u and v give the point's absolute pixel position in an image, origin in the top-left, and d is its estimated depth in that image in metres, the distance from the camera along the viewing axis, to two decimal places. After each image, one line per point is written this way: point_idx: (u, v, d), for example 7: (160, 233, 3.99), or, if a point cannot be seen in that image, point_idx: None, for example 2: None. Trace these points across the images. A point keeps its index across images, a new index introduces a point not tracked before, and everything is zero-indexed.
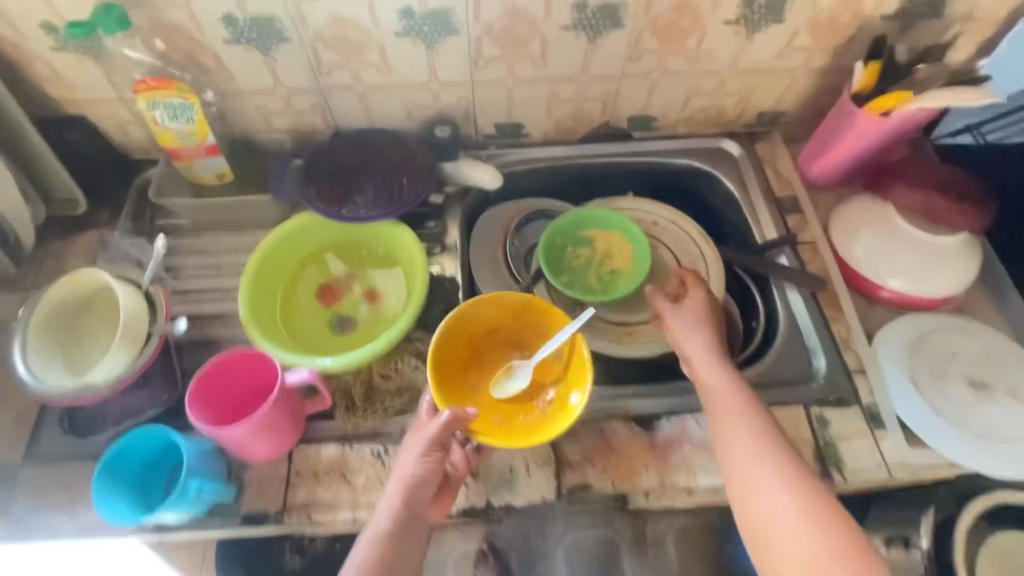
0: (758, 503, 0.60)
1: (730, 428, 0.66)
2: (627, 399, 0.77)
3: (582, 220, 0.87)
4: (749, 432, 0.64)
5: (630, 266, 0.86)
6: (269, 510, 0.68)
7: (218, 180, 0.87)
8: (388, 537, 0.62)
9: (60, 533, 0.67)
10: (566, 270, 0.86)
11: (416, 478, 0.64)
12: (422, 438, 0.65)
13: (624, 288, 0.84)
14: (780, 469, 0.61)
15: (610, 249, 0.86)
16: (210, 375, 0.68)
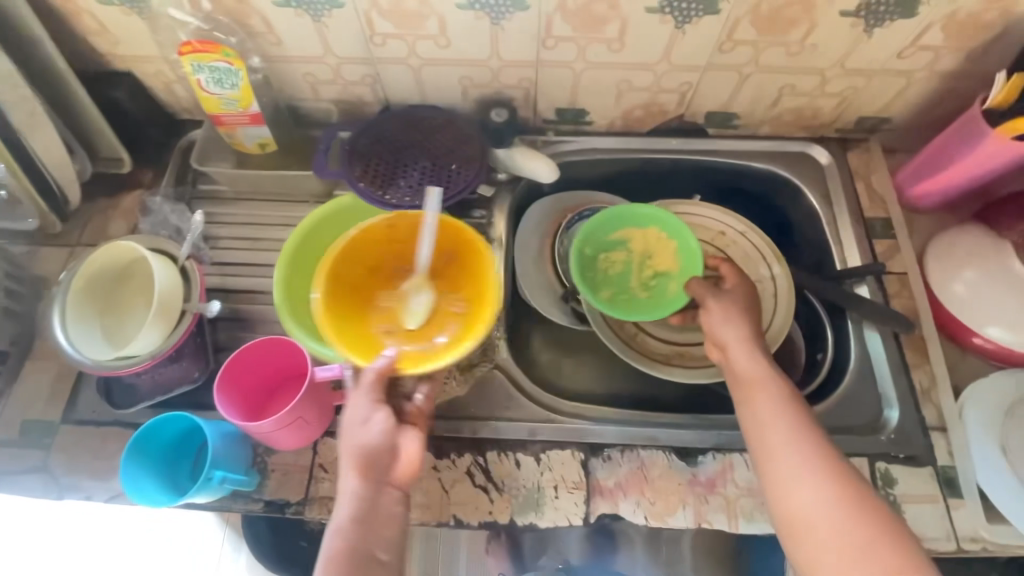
0: (793, 491, 0.55)
1: (761, 408, 0.60)
2: (672, 426, 0.70)
3: (606, 221, 0.79)
4: (783, 415, 0.59)
5: (677, 263, 0.77)
6: (291, 500, 0.67)
7: (261, 149, 0.83)
8: (353, 518, 0.56)
9: (92, 496, 0.68)
10: (607, 284, 0.79)
11: (372, 441, 0.58)
12: (364, 392, 0.59)
13: (674, 292, 0.76)
14: (819, 458, 0.56)
15: (650, 249, 0.79)
16: (238, 361, 0.65)
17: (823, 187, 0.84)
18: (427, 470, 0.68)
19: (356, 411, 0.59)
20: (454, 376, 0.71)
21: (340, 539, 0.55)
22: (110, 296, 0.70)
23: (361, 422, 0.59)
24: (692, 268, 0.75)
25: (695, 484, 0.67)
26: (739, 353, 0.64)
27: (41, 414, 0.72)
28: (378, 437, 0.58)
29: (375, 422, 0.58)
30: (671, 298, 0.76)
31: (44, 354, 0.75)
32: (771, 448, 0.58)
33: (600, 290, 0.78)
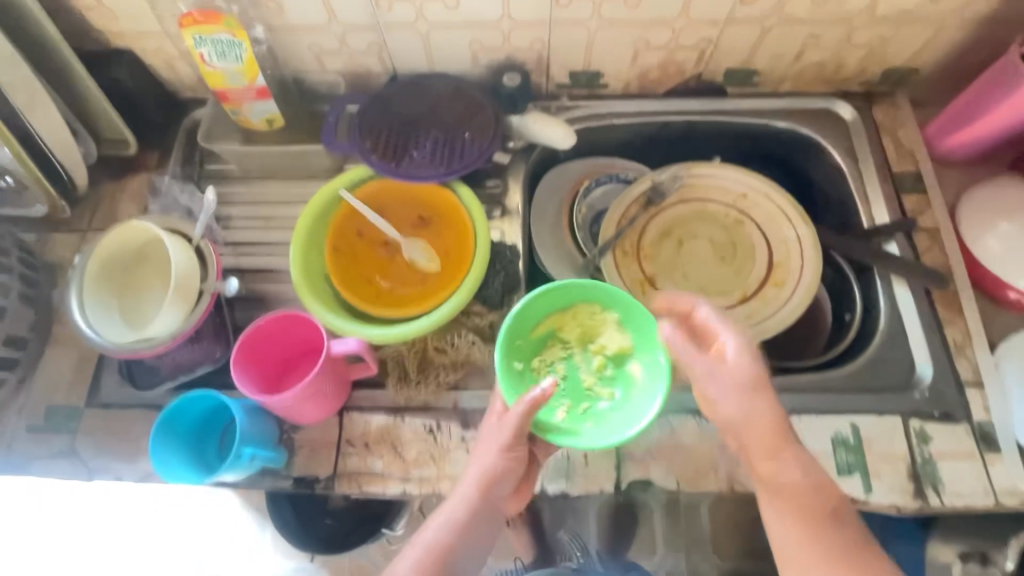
0: None
1: (792, 498, 0.58)
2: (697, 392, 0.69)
3: (525, 315, 0.66)
4: (816, 514, 0.57)
5: (628, 339, 0.66)
6: (320, 476, 0.67)
7: (268, 125, 0.81)
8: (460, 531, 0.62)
9: (121, 478, 0.68)
10: (557, 399, 0.65)
11: (498, 476, 0.62)
12: (501, 434, 0.62)
13: (638, 373, 0.65)
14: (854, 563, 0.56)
15: (591, 335, 0.67)
16: (255, 337, 0.64)
17: (847, 143, 0.82)
18: (455, 442, 0.67)
19: (496, 427, 0.63)
20: (478, 344, 0.70)
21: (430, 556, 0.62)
22: (127, 279, 0.69)
23: (499, 441, 0.62)
24: (648, 341, 0.65)
25: (727, 448, 0.66)
26: (764, 462, 0.59)
27: (65, 399, 0.72)
28: (500, 468, 0.62)
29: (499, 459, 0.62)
30: (641, 382, 0.65)
31: (62, 339, 0.75)
32: (804, 541, 0.57)
33: (554, 410, 0.63)
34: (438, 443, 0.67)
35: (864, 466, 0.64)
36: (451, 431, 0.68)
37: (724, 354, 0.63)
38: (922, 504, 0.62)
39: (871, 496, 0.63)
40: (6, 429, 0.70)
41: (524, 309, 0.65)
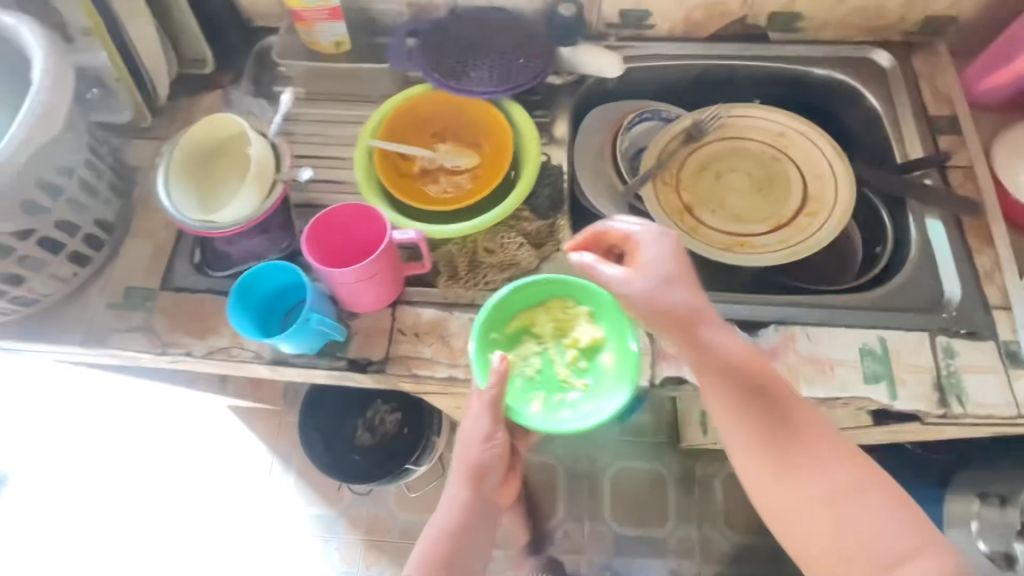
0: (779, 490, 0.61)
1: (713, 398, 0.63)
2: (729, 303, 0.73)
3: (504, 307, 0.71)
4: (732, 403, 0.62)
5: (601, 330, 0.70)
6: (374, 359, 0.72)
7: (336, 48, 0.88)
8: (454, 525, 0.74)
9: (192, 352, 0.74)
10: (534, 387, 0.70)
11: (484, 467, 0.72)
12: (477, 432, 0.69)
13: (610, 363, 0.69)
14: (776, 444, 0.61)
15: (563, 326, 0.72)
16: (326, 222, 0.68)
17: (885, 88, 0.85)
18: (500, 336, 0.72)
19: (477, 417, 0.68)
20: (525, 248, 0.76)
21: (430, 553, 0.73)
22: (207, 172, 0.75)
23: (485, 426, 0.68)
24: (620, 329, 0.69)
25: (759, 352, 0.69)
26: (680, 343, 0.63)
27: (141, 282, 0.78)
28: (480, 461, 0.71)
29: (479, 450, 0.70)
30: (610, 375, 0.69)
31: (140, 229, 0.81)
32: (739, 440, 0.62)
33: (531, 400, 0.68)
34: None
35: (890, 375, 0.67)
36: None
37: (640, 256, 0.64)
38: (946, 411, 0.65)
39: (896, 402, 0.66)
40: (88, 306, 0.77)
41: (494, 305, 0.69)
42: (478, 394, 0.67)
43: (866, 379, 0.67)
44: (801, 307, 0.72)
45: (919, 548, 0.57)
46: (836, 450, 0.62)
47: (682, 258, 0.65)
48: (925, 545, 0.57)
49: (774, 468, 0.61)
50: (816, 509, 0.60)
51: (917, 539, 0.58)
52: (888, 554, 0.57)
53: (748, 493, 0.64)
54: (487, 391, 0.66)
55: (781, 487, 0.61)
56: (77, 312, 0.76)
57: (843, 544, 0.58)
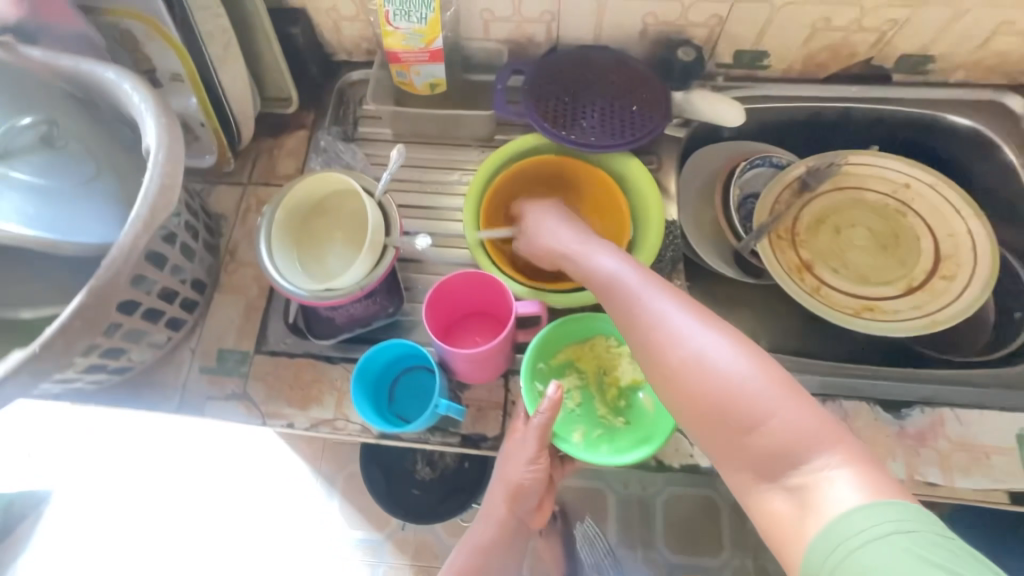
0: (733, 454, 0.50)
1: (635, 346, 0.56)
2: (866, 380, 0.69)
3: (552, 338, 0.69)
4: (651, 344, 0.55)
5: (641, 373, 0.68)
6: (488, 435, 0.68)
7: (430, 89, 0.83)
8: (490, 532, 0.74)
9: (292, 423, 0.69)
10: (573, 424, 0.66)
11: (526, 490, 0.69)
12: (521, 457, 0.64)
13: (651, 407, 0.66)
14: (718, 389, 0.51)
15: (603, 364, 0.69)
16: (442, 293, 0.65)
17: (1021, 138, 0.79)
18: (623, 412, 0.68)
19: (523, 443, 0.64)
20: None
21: (464, 553, 0.75)
22: (307, 230, 0.71)
23: (528, 453, 0.64)
24: None
25: (908, 437, 0.64)
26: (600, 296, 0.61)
27: (235, 343, 0.74)
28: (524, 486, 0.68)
29: (522, 474, 0.66)
30: (650, 417, 0.65)
31: (230, 285, 0.77)
32: (674, 396, 0.53)
33: (570, 435, 0.65)
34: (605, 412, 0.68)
35: None
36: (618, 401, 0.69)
37: (541, 222, 0.69)
38: None
39: None
40: (180, 369, 0.73)
41: (544, 335, 0.67)
42: (525, 421, 0.65)
43: None
44: (944, 386, 0.68)
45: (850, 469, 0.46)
46: (750, 368, 0.51)
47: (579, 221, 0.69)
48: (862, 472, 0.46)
49: (679, 380, 0.52)
50: (711, 418, 0.51)
51: (826, 440, 0.47)
52: (809, 466, 0.47)
53: (679, 423, 0.55)
54: (534, 416, 0.62)
55: (709, 406, 0.51)
56: (169, 377, 0.72)
57: (765, 455, 0.48)
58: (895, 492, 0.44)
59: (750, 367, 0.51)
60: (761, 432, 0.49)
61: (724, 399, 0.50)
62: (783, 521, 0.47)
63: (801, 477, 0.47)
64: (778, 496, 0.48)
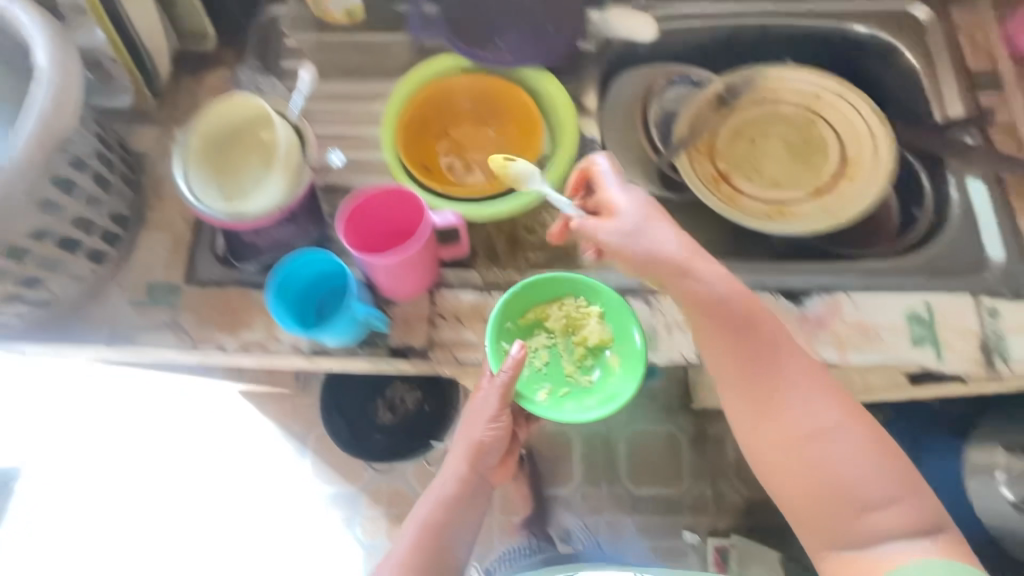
0: (789, 495, 0.62)
1: (738, 409, 0.65)
2: (774, 274, 0.72)
3: (526, 296, 0.70)
4: (744, 408, 0.64)
5: (609, 331, 0.70)
6: (415, 346, 0.70)
7: (347, 18, 0.81)
8: (450, 496, 0.75)
9: (225, 346, 0.72)
10: (541, 380, 0.71)
11: (485, 443, 0.74)
12: (486, 409, 0.71)
13: (614, 363, 0.70)
14: (823, 454, 0.61)
15: (571, 322, 0.71)
16: (360, 211, 0.66)
17: (925, 42, 0.82)
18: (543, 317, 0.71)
19: (487, 397, 0.69)
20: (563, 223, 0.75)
21: (422, 522, 0.75)
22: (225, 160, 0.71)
23: (492, 404, 0.69)
24: (625, 331, 0.68)
25: (806, 322, 0.69)
26: (697, 296, 0.63)
27: (163, 276, 0.75)
28: (486, 438, 0.74)
29: (486, 430, 0.73)
30: (616, 373, 0.69)
31: (156, 220, 0.77)
32: (771, 459, 0.63)
33: (536, 393, 0.70)
34: (526, 318, 0.71)
35: (936, 338, 0.67)
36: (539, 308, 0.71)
37: (607, 186, 0.66)
38: (993, 372, 0.66)
39: (941, 365, 0.66)
40: (109, 304, 0.73)
41: (514, 296, 0.69)
42: (489, 376, 0.69)
43: (912, 342, 0.67)
44: (845, 274, 0.72)
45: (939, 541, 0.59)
46: (855, 438, 0.61)
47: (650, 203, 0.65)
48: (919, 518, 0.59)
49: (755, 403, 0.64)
50: (774, 441, 0.63)
51: (894, 487, 0.60)
52: (838, 481, 0.60)
53: (764, 482, 0.65)
54: (500, 374, 0.66)
55: (767, 424, 0.63)
56: (100, 312, 0.73)
57: (835, 495, 0.60)
58: (924, 513, 0.59)
59: (877, 458, 0.60)
60: (879, 474, 0.60)
61: (854, 437, 0.61)
62: (855, 563, 0.59)
63: (869, 507, 0.59)
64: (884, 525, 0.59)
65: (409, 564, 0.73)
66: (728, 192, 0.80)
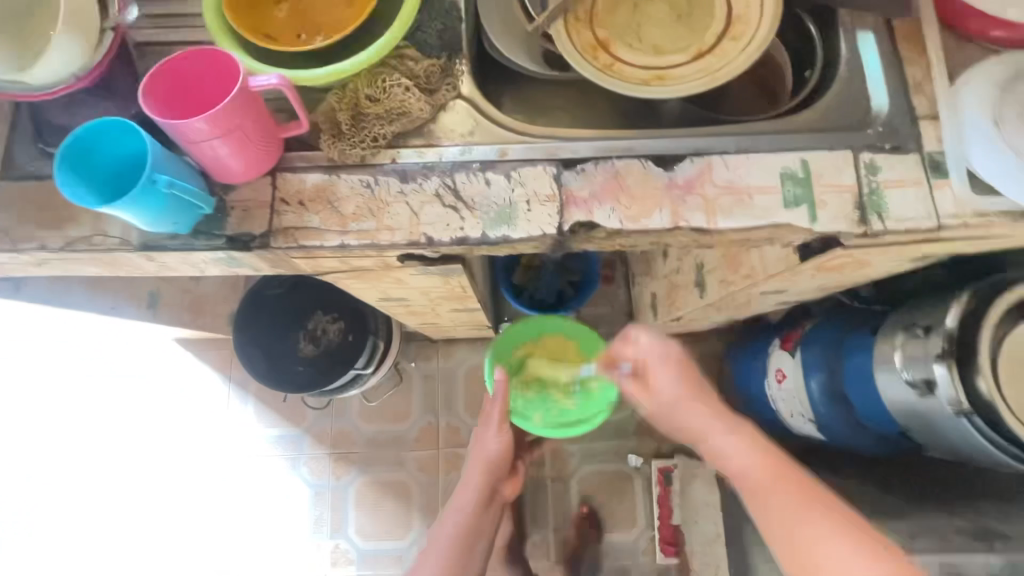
0: (803, 548, 0.60)
1: (717, 442, 0.71)
2: (641, 138, 0.66)
3: (519, 333, 1.15)
4: (727, 450, 0.70)
5: (583, 348, 1.15)
6: (255, 234, 0.65)
7: None
8: (468, 518, 0.98)
9: (44, 245, 0.65)
10: (535, 409, 1.10)
11: (493, 453, 1.01)
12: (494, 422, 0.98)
13: (597, 391, 1.08)
14: (787, 504, 0.63)
15: (558, 350, 1.15)
16: (171, 74, 0.58)
17: None
18: (394, 196, 0.65)
19: (487, 423, 0.99)
20: (412, 90, 0.66)
21: (453, 529, 0.98)
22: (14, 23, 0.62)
23: (494, 451, 1.01)
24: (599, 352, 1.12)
25: (675, 188, 0.64)
26: (670, 383, 0.77)
27: None
28: (496, 447, 1.01)
29: (495, 442, 1.01)
30: (595, 392, 1.08)
31: None
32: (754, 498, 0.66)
33: (532, 416, 1.09)
34: (375, 197, 0.65)
35: (810, 198, 0.63)
36: (390, 185, 0.65)
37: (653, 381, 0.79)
38: (866, 231, 0.62)
39: (815, 226, 0.62)
40: None
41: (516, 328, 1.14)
42: (490, 431, 1.00)
43: (785, 204, 0.63)
44: (720, 135, 0.66)
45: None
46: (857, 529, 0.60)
47: (687, 370, 0.78)
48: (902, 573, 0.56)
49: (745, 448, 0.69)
50: (749, 488, 0.66)
51: None
52: (820, 535, 0.60)
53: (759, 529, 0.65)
54: (492, 399, 0.98)
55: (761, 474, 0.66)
56: None
57: (817, 563, 0.59)
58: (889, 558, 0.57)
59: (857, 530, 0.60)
60: (861, 535, 0.59)
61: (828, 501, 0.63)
62: None
63: None
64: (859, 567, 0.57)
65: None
66: (606, 60, 0.74)
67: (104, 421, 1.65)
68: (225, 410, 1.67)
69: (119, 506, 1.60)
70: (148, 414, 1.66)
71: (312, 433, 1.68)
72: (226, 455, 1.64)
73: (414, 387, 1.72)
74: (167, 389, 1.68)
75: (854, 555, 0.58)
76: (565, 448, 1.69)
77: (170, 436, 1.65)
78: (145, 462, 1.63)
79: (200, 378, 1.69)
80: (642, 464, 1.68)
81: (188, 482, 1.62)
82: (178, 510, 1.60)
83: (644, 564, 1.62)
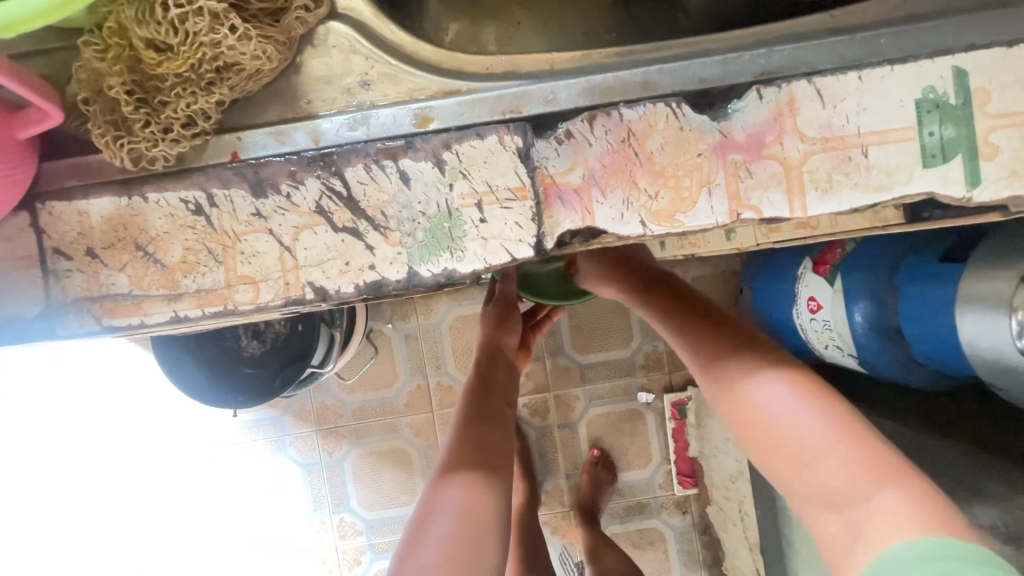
0: (772, 416, 0.50)
1: (687, 327, 0.63)
2: (669, 64, 0.36)
3: None
4: (696, 330, 0.62)
5: None
6: (29, 314, 0.39)
7: None
8: (472, 456, 0.61)
9: None
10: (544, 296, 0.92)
11: (485, 348, 0.80)
12: (489, 316, 0.84)
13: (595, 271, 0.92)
14: (766, 368, 0.54)
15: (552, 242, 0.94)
16: None
17: None
18: (246, 223, 0.38)
19: (487, 318, 0.84)
20: (225, 20, 0.33)
21: (459, 505, 0.56)
22: None
23: (486, 345, 0.81)
24: None
25: (730, 151, 0.36)
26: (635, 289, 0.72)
27: None
28: (484, 348, 0.80)
29: (489, 332, 0.82)
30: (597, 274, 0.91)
31: None
32: (720, 370, 0.57)
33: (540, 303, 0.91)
34: (214, 229, 0.38)
35: (970, 142, 0.36)
36: (236, 205, 0.37)
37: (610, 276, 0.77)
38: None
39: (974, 192, 0.36)
40: None
41: None
42: (486, 331, 0.83)
43: (925, 159, 0.36)
44: (806, 41, 0.36)
45: (843, 415, 0.49)
46: (820, 394, 0.51)
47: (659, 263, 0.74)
48: (823, 396, 0.50)
49: (709, 327, 0.61)
50: (708, 359, 0.59)
51: (868, 453, 0.46)
52: (758, 377, 0.53)
53: (724, 412, 0.56)
54: (490, 303, 0.86)
55: (718, 340, 0.59)
56: None
57: (785, 442, 0.49)
58: (849, 422, 0.48)
59: (823, 404, 0.50)
60: (800, 371, 0.53)
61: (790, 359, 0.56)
62: (789, 461, 0.48)
63: (837, 484, 0.45)
64: (783, 390, 0.51)
65: (472, 501, 0.56)
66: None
67: (15, 438, 1.34)
68: (165, 400, 1.34)
69: (69, 516, 1.36)
70: (69, 418, 1.33)
71: (290, 412, 1.37)
72: (185, 449, 1.36)
73: (395, 349, 1.37)
74: (80, 386, 1.33)
75: (782, 380, 0.52)
76: (571, 392, 1.44)
77: (106, 435, 1.34)
78: (86, 470, 1.35)
79: (122, 369, 1.32)
80: (654, 399, 1.44)
81: (145, 484, 1.36)
82: (131, 512, 1.36)
83: (661, 497, 1.46)
